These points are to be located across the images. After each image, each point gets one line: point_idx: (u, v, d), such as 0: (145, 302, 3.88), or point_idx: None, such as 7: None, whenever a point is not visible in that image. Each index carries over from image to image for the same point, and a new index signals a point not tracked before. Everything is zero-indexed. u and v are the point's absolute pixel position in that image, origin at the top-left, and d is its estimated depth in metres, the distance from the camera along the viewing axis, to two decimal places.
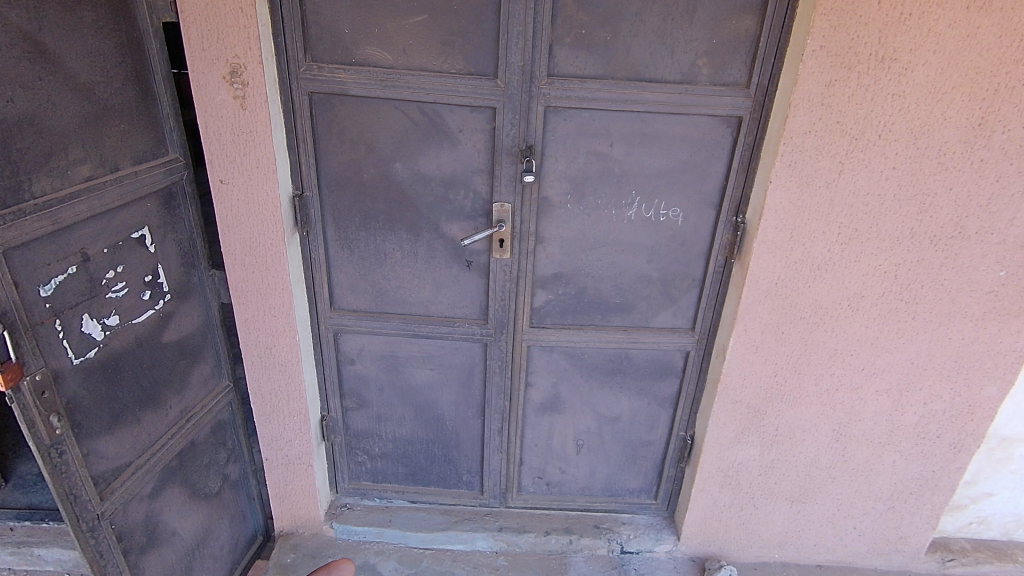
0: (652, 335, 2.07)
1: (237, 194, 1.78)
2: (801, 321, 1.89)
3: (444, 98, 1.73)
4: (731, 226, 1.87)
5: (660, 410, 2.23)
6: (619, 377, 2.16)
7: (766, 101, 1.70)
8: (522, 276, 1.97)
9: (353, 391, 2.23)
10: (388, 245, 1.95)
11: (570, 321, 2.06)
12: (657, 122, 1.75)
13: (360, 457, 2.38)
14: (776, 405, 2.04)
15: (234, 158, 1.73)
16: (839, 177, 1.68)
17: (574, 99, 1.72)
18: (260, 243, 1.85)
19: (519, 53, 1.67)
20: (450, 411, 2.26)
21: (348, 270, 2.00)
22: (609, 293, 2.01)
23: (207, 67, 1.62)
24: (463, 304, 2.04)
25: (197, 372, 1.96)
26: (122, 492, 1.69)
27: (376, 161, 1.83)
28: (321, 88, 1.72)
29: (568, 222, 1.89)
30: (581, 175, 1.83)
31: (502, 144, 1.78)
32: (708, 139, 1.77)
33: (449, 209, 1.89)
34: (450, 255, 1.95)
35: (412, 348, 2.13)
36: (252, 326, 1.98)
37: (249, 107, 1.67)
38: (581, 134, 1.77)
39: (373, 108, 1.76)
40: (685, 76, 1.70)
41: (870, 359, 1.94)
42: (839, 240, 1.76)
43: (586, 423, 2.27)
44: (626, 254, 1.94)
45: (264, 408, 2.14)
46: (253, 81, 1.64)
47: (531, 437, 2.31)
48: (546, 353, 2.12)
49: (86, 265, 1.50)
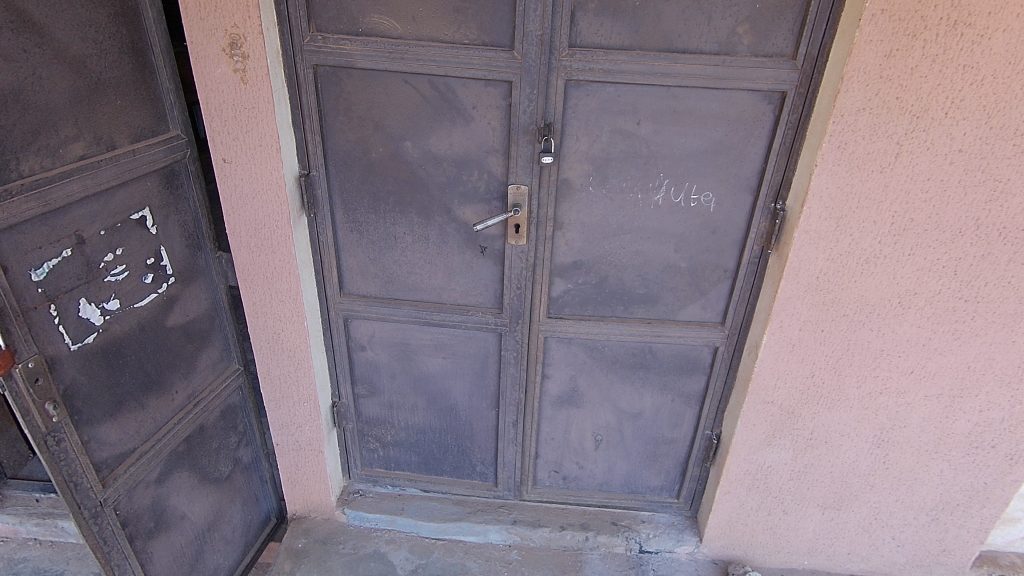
0: (679, 329, 1.93)
1: (240, 174, 1.70)
2: (843, 318, 1.73)
3: (456, 71, 1.59)
4: (770, 213, 1.71)
5: (685, 407, 2.10)
6: (642, 371, 2.03)
7: (815, 74, 1.51)
8: (539, 264, 1.84)
9: (364, 378, 2.18)
10: (398, 228, 1.85)
11: (590, 312, 1.94)
12: (689, 97, 1.59)
13: (372, 443, 2.33)
14: (812, 407, 1.89)
15: (236, 136, 1.65)
16: (896, 160, 1.49)
17: (597, 71, 1.56)
18: (266, 226, 1.77)
19: (537, 20, 1.51)
20: (463, 402, 2.18)
21: (357, 254, 1.92)
22: (633, 283, 1.87)
23: (205, 37, 1.52)
24: (476, 292, 1.93)
25: (205, 356, 1.92)
26: (126, 478, 1.66)
27: (384, 139, 1.72)
28: (326, 60, 1.61)
29: (590, 207, 1.76)
30: (604, 156, 1.68)
31: (518, 121, 1.64)
32: (747, 116, 1.60)
33: (462, 190, 1.76)
34: (463, 240, 1.84)
35: (425, 337, 2.05)
36: (259, 310, 1.93)
37: (250, 81, 1.57)
38: (605, 111, 1.62)
39: (382, 82, 1.64)
40: (722, 46, 1.52)
41: (919, 361, 1.77)
42: (892, 230, 1.58)
43: (605, 419, 2.15)
44: (652, 242, 1.80)
45: (274, 393, 2.10)
46: (254, 53, 1.54)
47: (547, 431, 2.21)
48: (564, 345, 2.00)
49: (82, 248, 1.44)
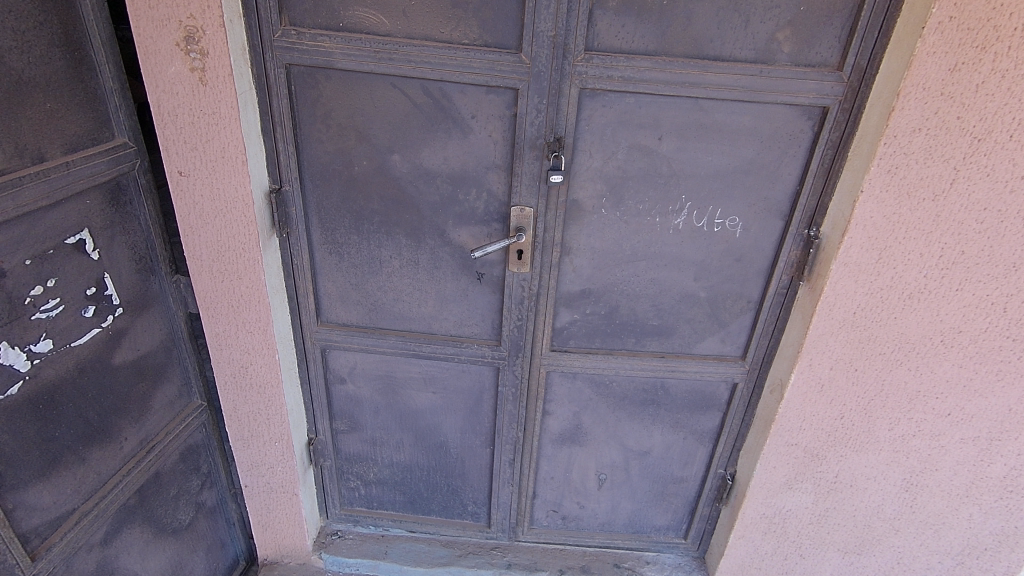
0: (695, 364, 1.75)
1: (199, 190, 1.46)
2: (879, 357, 1.56)
3: (454, 76, 1.38)
4: (802, 240, 1.53)
5: (698, 445, 1.93)
6: (652, 408, 1.85)
7: (862, 87, 1.34)
8: (543, 293, 1.64)
9: (344, 412, 1.96)
10: (384, 251, 1.63)
11: (597, 345, 1.74)
12: (719, 111, 1.40)
13: (352, 482, 2.12)
14: (838, 450, 1.73)
15: (194, 145, 1.41)
16: (950, 187, 1.32)
17: (616, 79, 1.36)
18: (230, 249, 1.54)
19: (550, 19, 1.30)
20: (454, 439, 1.97)
21: (337, 279, 1.70)
22: (647, 314, 1.69)
23: (156, 29, 1.28)
24: (472, 322, 1.72)
25: (160, 394, 1.68)
26: (63, 545, 1.42)
27: (369, 151, 1.50)
28: (301, 60, 1.39)
29: (602, 230, 1.56)
30: (620, 175, 1.49)
31: (524, 134, 1.43)
32: (783, 133, 1.42)
33: (457, 210, 1.55)
34: (458, 266, 1.63)
35: (412, 370, 1.84)
36: (224, 342, 1.69)
37: (209, 82, 1.33)
38: (623, 124, 1.42)
39: (367, 86, 1.42)
40: (760, 54, 1.34)
41: (958, 404, 1.61)
42: (939, 263, 1.41)
43: (610, 457, 1.96)
44: (670, 270, 1.61)
45: (241, 432, 1.86)
46: (214, 50, 1.30)
47: (547, 470, 2.02)
48: (567, 380, 1.81)
49: (2, 282, 1.20)
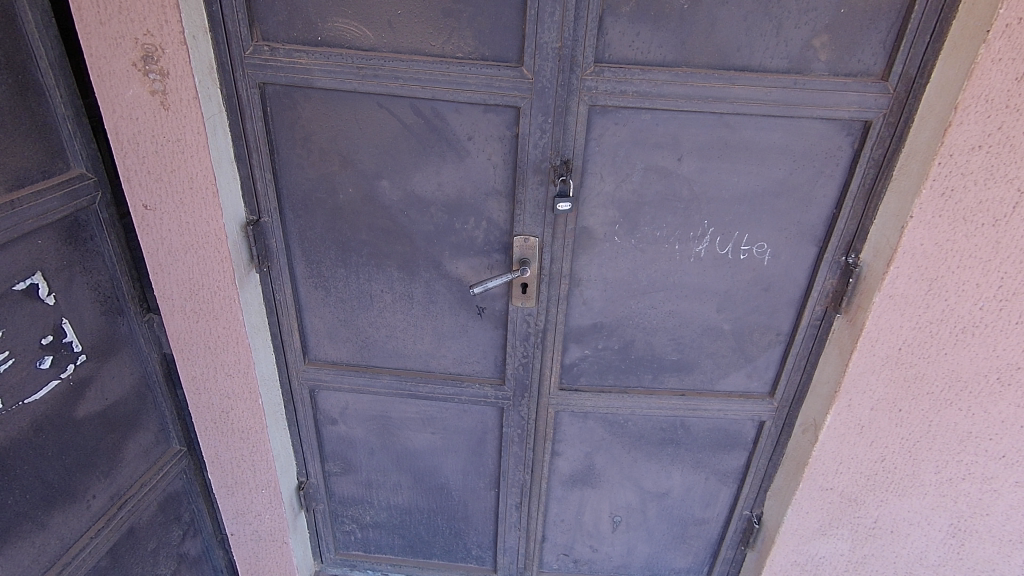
0: (718, 402, 1.59)
1: (167, 224, 1.31)
2: (926, 398, 1.39)
3: (448, 93, 1.23)
4: (839, 268, 1.38)
5: (721, 485, 1.77)
6: (671, 448, 1.70)
7: (910, 100, 1.19)
8: (550, 329, 1.49)
9: (337, 454, 1.81)
10: (375, 285, 1.48)
11: (610, 382, 1.59)
12: (747, 127, 1.25)
13: (347, 525, 1.97)
14: (879, 495, 1.55)
15: (158, 176, 1.26)
16: (1013, 211, 1.15)
17: (630, 95, 1.21)
18: (204, 287, 1.39)
19: (554, 28, 1.15)
20: (456, 481, 1.82)
21: (325, 315, 1.55)
22: (665, 349, 1.53)
23: (109, 48, 1.13)
24: (473, 360, 1.57)
25: (134, 444, 1.54)
26: None
27: (355, 177, 1.35)
28: (276, 78, 1.24)
29: (614, 260, 1.41)
30: (634, 200, 1.33)
31: (527, 157, 1.27)
32: (818, 150, 1.27)
33: (454, 240, 1.40)
34: (456, 300, 1.48)
35: (409, 410, 1.69)
36: (201, 386, 1.54)
37: (172, 105, 1.18)
38: (638, 144, 1.27)
39: (351, 106, 1.27)
40: (793, 63, 1.19)
41: (1013, 445, 1.40)
42: (999, 295, 1.23)
43: (625, 499, 1.81)
44: (690, 302, 1.46)
45: (225, 479, 1.72)
46: (175, 70, 1.15)
47: (556, 512, 1.86)
48: (578, 420, 1.66)
49: None
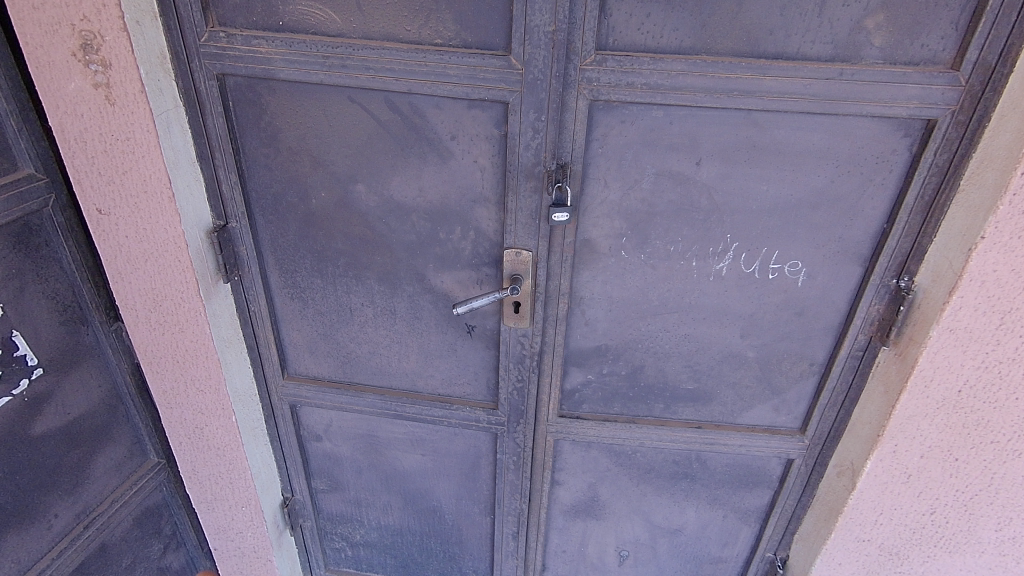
0: (740, 438, 1.40)
1: (123, 229, 1.19)
2: (990, 447, 1.15)
3: (426, 86, 1.06)
4: (888, 293, 1.17)
5: (741, 524, 1.58)
6: (685, 482, 1.52)
7: (986, 94, 0.97)
8: (547, 351, 1.32)
9: (323, 471, 1.70)
10: (354, 298, 1.34)
11: (616, 410, 1.42)
12: (780, 127, 1.05)
13: (338, 543, 1.86)
14: (925, 550, 1.31)
15: (110, 177, 1.13)
16: None
17: (639, 88, 1.03)
18: (167, 297, 1.27)
19: (547, 9, 0.97)
20: (449, 505, 1.68)
21: (303, 328, 1.42)
22: (679, 377, 1.35)
23: (46, 36, 1.00)
24: (463, 381, 1.42)
25: (103, 458, 1.44)
26: None
27: (327, 180, 1.20)
28: (236, 68, 1.10)
29: (620, 277, 1.23)
30: (644, 210, 1.15)
31: (518, 161, 1.10)
32: (867, 155, 1.06)
33: (438, 252, 1.24)
34: (443, 317, 1.32)
35: (396, 431, 1.55)
36: (173, 401, 1.44)
37: (118, 100, 1.05)
38: (648, 146, 1.09)
39: (320, 100, 1.12)
40: (839, 50, 0.98)
41: None
42: None
43: (633, 533, 1.64)
44: (709, 326, 1.27)
45: (204, 495, 1.62)
46: (117, 60, 1.01)
47: (557, 543, 1.70)
48: (580, 449, 1.49)
49: None
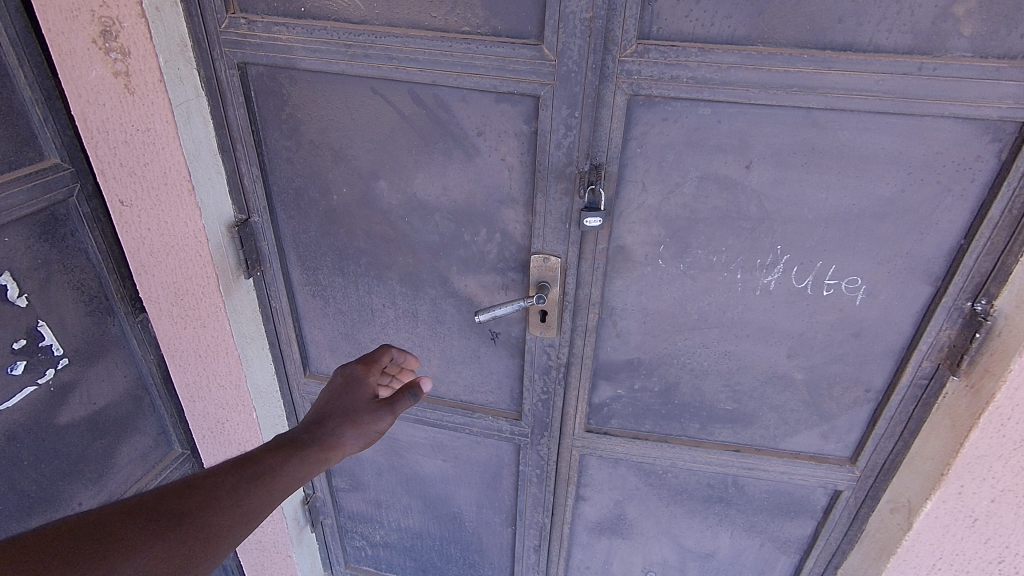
0: (782, 464, 1.29)
1: (145, 222, 1.17)
2: None
3: (453, 78, 0.99)
4: (961, 316, 1.03)
5: (780, 555, 1.47)
6: (719, 507, 1.42)
7: None
8: (575, 363, 1.24)
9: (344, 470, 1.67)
10: (375, 299, 1.29)
11: (647, 428, 1.33)
12: (844, 128, 0.93)
13: (358, 541, 1.83)
14: None
15: (131, 169, 1.11)
16: None
17: (683, 83, 0.93)
18: (188, 292, 1.24)
19: None
20: (470, 513, 1.62)
21: (324, 327, 1.38)
22: (717, 397, 1.25)
23: (66, 23, 0.98)
24: (486, 388, 1.36)
25: (127, 449, 1.43)
26: None
27: (349, 176, 1.15)
28: (257, 58, 1.05)
29: (657, 288, 1.14)
30: (684, 217, 1.05)
31: (548, 160, 1.02)
32: (945, 161, 0.93)
33: (462, 255, 1.18)
34: (466, 322, 1.26)
35: (417, 435, 1.50)
36: (196, 394, 1.43)
37: (137, 89, 1.02)
38: (692, 146, 0.99)
39: (342, 92, 1.06)
40: (918, 40, 0.86)
41: None
42: None
43: (662, 554, 1.55)
44: (753, 343, 1.16)
45: None
46: (136, 48, 0.98)
47: (580, 559, 1.62)
48: (608, 465, 1.41)
49: None
